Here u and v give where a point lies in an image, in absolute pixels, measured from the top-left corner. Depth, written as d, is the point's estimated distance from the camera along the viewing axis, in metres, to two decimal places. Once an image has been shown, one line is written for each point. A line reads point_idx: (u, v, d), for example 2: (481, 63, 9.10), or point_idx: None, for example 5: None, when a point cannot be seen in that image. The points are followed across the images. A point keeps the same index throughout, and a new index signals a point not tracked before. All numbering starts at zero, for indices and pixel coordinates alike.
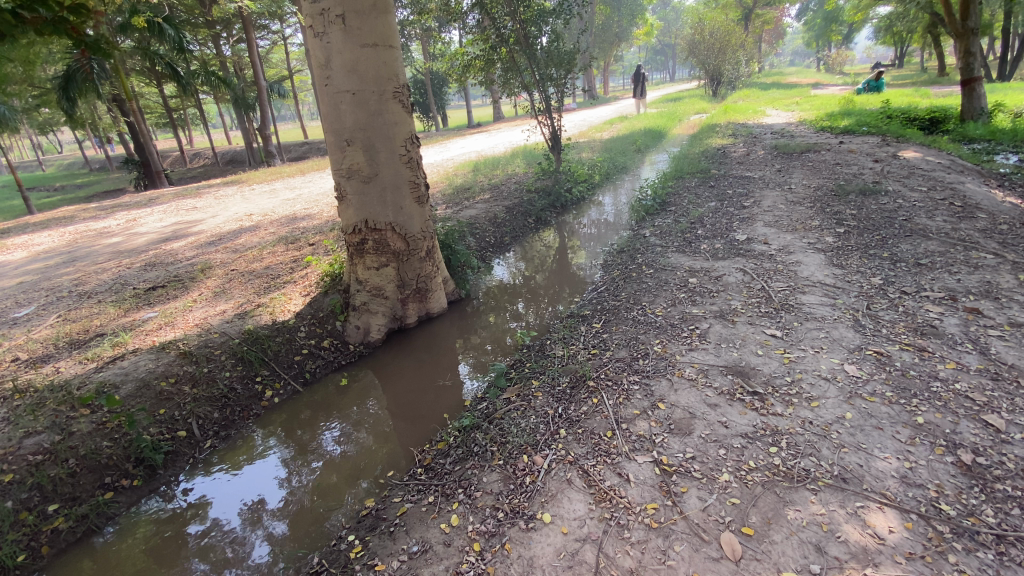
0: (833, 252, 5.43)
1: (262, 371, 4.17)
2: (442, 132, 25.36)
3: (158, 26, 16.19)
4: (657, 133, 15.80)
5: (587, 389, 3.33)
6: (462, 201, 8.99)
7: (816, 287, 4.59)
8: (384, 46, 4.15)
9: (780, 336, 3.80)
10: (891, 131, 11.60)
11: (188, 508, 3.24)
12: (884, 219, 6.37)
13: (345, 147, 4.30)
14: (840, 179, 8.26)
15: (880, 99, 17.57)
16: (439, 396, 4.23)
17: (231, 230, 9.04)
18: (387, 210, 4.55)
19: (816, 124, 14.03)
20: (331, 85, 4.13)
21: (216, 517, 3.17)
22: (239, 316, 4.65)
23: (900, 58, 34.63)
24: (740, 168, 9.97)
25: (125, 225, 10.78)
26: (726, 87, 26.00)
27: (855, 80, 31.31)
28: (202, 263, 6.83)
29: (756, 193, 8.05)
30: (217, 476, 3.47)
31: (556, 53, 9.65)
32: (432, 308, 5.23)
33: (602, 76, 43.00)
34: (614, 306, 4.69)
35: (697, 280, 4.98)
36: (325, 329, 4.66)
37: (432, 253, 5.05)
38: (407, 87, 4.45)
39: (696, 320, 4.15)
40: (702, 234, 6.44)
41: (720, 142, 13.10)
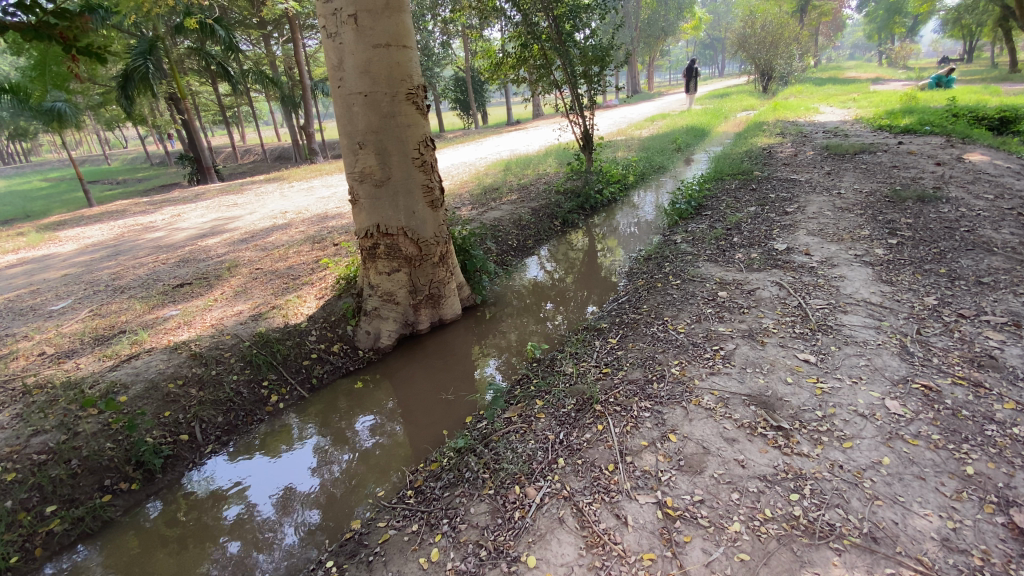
0: (882, 266, 4.95)
1: (269, 375, 4.14)
2: (480, 130, 25.34)
3: (209, 27, 16.79)
4: (699, 131, 15.18)
5: (593, 414, 3.10)
6: (489, 202, 8.83)
7: (859, 306, 4.16)
8: (398, 46, 4.03)
9: (814, 362, 3.44)
10: (957, 131, 10.68)
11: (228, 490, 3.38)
12: (944, 230, 5.78)
13: (357, 150, 4.21)
14: (896, 184, 7.61)
15: (946, 95, 16.27)
16: (450, 403, 4.11)
17: (264, 227, 9.23)
18: (399, 214, 4.44)
19: (874, 122, 13.10)
20: (344, 87, 4.06)
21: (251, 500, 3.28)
22: (252, 317, 4.66)
23: (971, 51, 32.18)
24: (786, 170, 9.37)
25: (169, 220, 11.24)
26: (777, 82, 24.76)
27: (920, 75, 29.23)
28: (230, 260, 6.98)
29: (801, 198, 7.53)
30: (257, 459, 3.62)
31: (591, 49, 9.32)
32: (445, 314, 5.09)
33: (646, 72, 41.92)
34: (634, 319, 4.41)
35: (726, 294, 4.63)
36: (335, 334, 4.60)
37: (446, 258, 4.91)
38: (422, 88, 4.32)
39: (721, 339, 3.83)
40: (737, 242, 6.04)
41: (766, 142, 12.42)
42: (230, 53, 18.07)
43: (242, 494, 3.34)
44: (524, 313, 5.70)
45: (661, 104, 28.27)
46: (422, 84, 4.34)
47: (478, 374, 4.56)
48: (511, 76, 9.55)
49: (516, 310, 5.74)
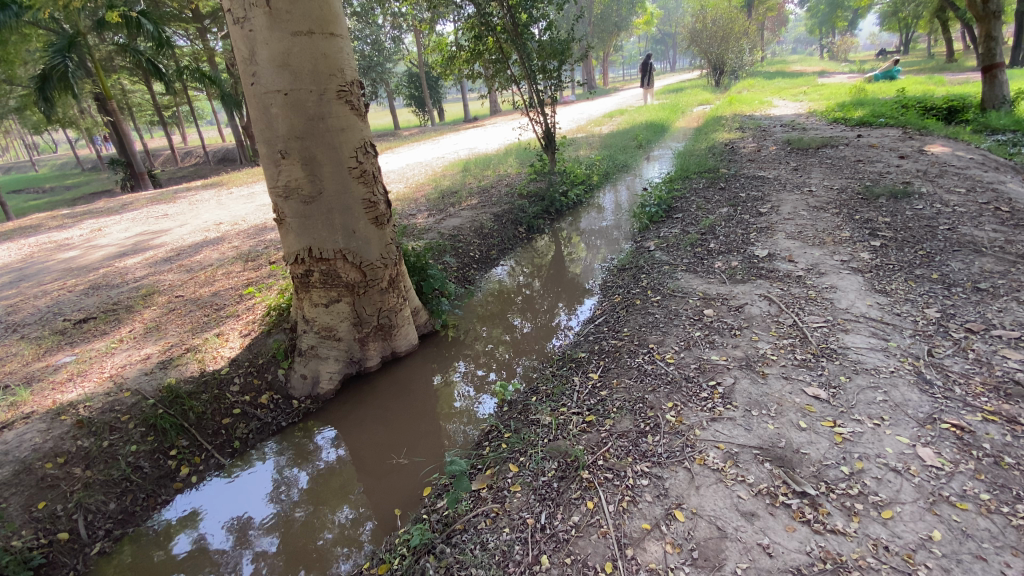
0: (872, 273, 4.59)
1: (179, 442, 3.38)
2: (435, 127, 24.45)
3: (134, 20, 15.25)
4: (660, 127, 14.92)
5: (579, 486, 2.53)
6: (447, 207, 8.15)
7: (860, 324, 3.75)
8: (323, 34, 3.31)
9: (828, 399, 2.98)
10: (911, 123, 10.73)
11: (178, 522, 3.09)
12: (924, 228, 5.52)
13: (279, 160, 3.47)
14: (865, 179, 7.41)
15: (893, 87, 16.62)
16: (415, 445, 3.66)
17: (196, 242, 8.23)
18: (335, 234, 3.71)
19: (828, 115, 13.14)
20: (258, 83, 3.30)
21: (205, 532, 3.03)
22: (161, 364, 3.85)
23: (905, 45, 33.55)
24: (753, 167, 9.11)
25: (87, 237, 9.98)
26: (729, 76, 24.99)
27: (861, 68, 30.23)
28: (148, 286, 6.04)
29: (773, 197, 7.20)
30: (212, 482, 3.34)
31: (549, 43, 8.76)
32: (398, 347, 4.40)
33: (601, 68, 41.78)
34: (615, 347, 3.87)
35: (713, 312, 4.15)
36: (263, 381, 3.85)
37: (398, 282, 4.22)
38: (357, 84, 3.61)
39: (716, 372, 3.33)
40: (715, 249, 5.62)
41: (727, 137, 12.22)
42: (161, 48, 16.54)
43: (195, 526, 3.07)
44: (490, 335, 5.08)
45: (618, 99, 28.07)
46: (357, 79, 3.62)
47: (444, 412, 4.06)
48: (466, 72, 8.89)
49: (483, 333, 5.11)
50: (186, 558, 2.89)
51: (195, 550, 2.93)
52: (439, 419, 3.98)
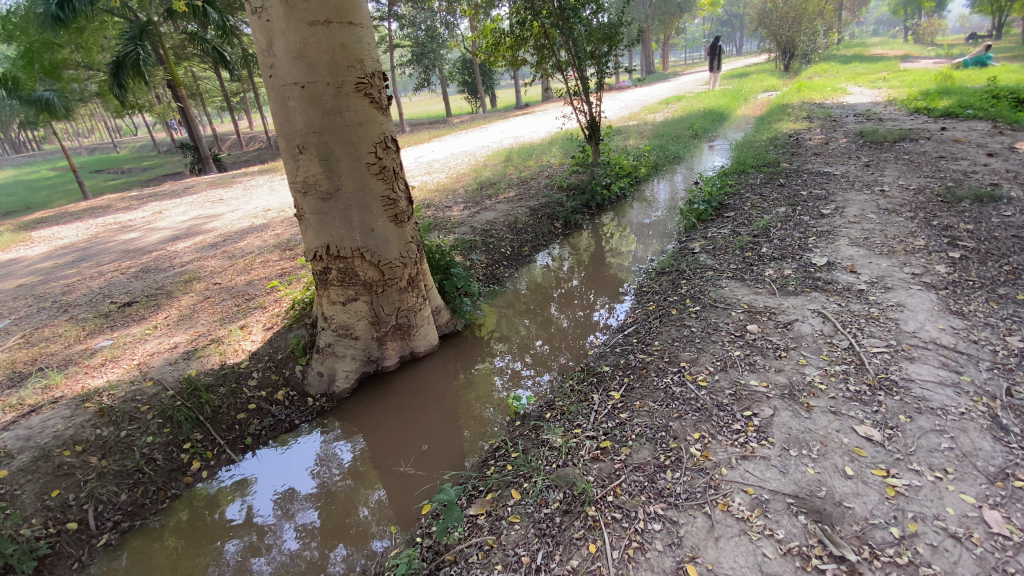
0: (947, 291, 4.03)
1: (193, 435, 3.42)
2: (485, 114, 24.25)
3: (201, 9, 15.85)
4: (717, 115, 14.06)
5: (583, 523, 2.31)
6: (484, 200, 7.97)
7: (928, 352, 3.26)
8: (342, 23, 3.17)
9: (882, 442, 2.59)
10: (1005, 114, 9.53)
11: (229, 490, 3.28)
12: (1014, 239, 4.82)
13: (297, 155, 3.38)
14: (948, 179, 6.59)
15: (987, 73, 14.91)
16: (439, 443, 3.61)
17: (242, 228, 8.48)
18: (353, 232, 3.60)
19: (909, 105, 11.91)
20: (276, 76, 3.22)
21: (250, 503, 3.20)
22: (185, 355, 3.91)
23: (1007, 24, 30.12)
24: (817, 161, 8.35)
25: (149, 219, 10.53)
26: (800, 60, 23.26)
27: (951, 51, 27.44)
28: (190, 272, 6.23)
29: (838, 197, 6.53)
30: (264, 454, 3.52)
31: (599, 27, 8.31)
32: (417, 347, 4.28)
33: (660, 53, 40.00)
34: (642, 363, 3.58)
35: (757, 328, 3.76)
36: (280, 376, 3.84)
37: (418, 280, 4.09)
38: (378, 75, 3.46)
39: (753, 401, 2.97)
40: (766, 254, 5.13)
41: (792, 127, 11.31)
42: (224, 36, 17.14)
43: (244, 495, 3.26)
44: (516, 336, 4.90)
45: (676, 85, 26.79)
46: (378, 71, 3.48)
47: (466, 409, 3.97)
48: (510, 59, 8.61)
49: (508, 335, 4.93)
50: (239, 522, 3.10)
51: (246, 516, 3.13)
52: (461, 416, 3.90)
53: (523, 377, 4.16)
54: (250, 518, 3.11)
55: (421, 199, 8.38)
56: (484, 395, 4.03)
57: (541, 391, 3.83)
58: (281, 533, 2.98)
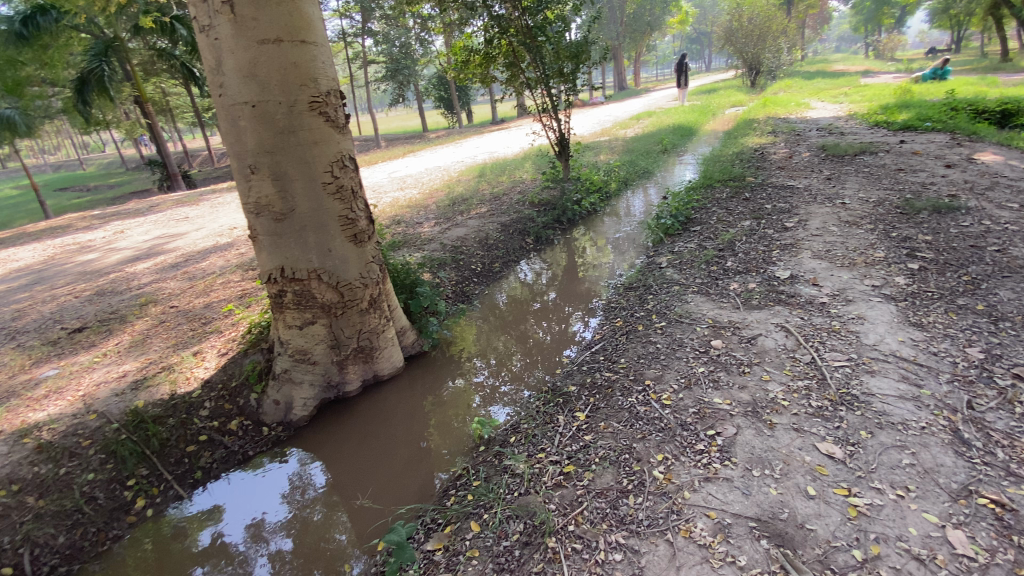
0: (906, 302, 4.10)
1: (139, 471, 3.23)
2: (460, 129, 24.31)
3: (169, 25, 15.64)
4: (686, 130, 14.36)
5: (543, 555, 2.23)
6: (456, 216, 7.91)
7: (889, 365, 3.29)
8: (294, 42, 3.10)
9: (843, 459, 2.58)
10: (957, 128, 9.93)
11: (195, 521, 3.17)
12: (968, 249, 4.96)
13: (249, 175, 3.27)
14: (905, 191, 6.79)
15: (941, 88, 15.56)
16: (408, 468, 3.53)
17: (206, 248, 8.24)
18: (309, 253, 3.49)
19: (869, 119, 12.34)
20: (225, 95, 3.12)
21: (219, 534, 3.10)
22: (134, 385, 3.72)
23: (958, 41, 31.65)
24: (781, 175, 8.55)
25: (110, 239, 10.18)
26: (766, 76, 24.01)
27: (908, 67, 28.64)
28: (148, 294, 5.99)
29: (802, 210, 6.67)
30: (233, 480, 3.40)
31: (567, 45, 8.42)
32: (380, 370, 4.15)
33: (632, 69, 40.87)
34: (608, 382, 3.52)
35: (722, 343, 3.75)
36: (234, 406, 3.67)
37: (380, 301, 3.98)
38: (334, 94, 3.39)
39: (717, 419, 2.94)
40: (732, 268, 5.18)
41: (758, 141, 11.60)
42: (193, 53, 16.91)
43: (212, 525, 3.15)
44: (484, 355, 4.82)
45: (648, 100, 27.36)
46: (334, 90, 3.40)
47: (434, 431, 3.88)
48: (480, 76, 8.63)
49: (476, 353, 4.85)
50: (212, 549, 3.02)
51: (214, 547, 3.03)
52: (429, 438, 3.82)
53: (489, 399, 4.07)
54: (223, 546, 3.03)
55: (391, 216, 8.27)
56: (452, 416, 3.96)
57: (511, 410, 3.77)
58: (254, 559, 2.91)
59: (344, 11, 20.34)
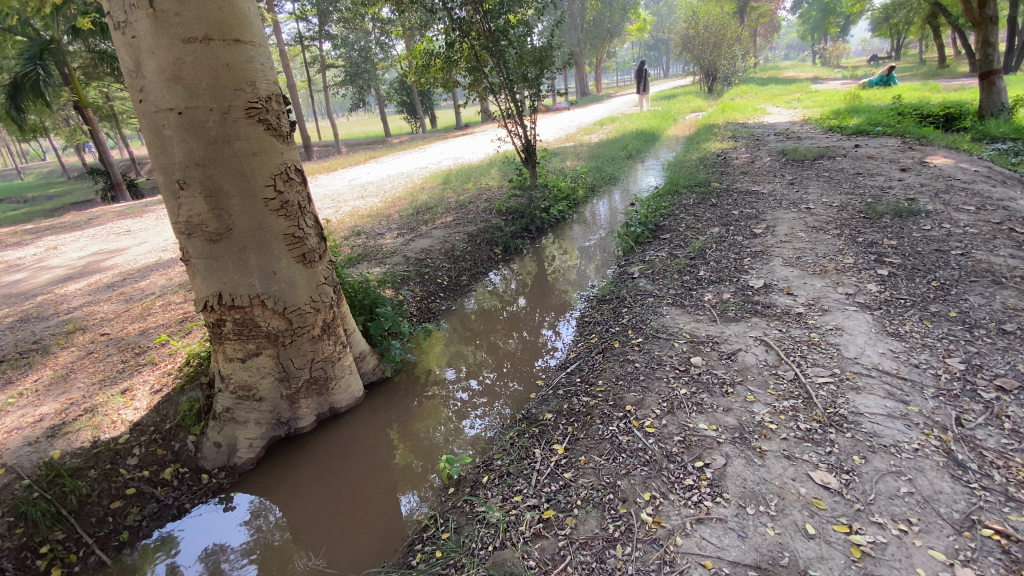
0: (882, 310, 4.04)
1: (54, 535, 2.73)
2: (424, 135, 23.89)
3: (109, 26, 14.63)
4: (650, 135, 14.44)
5: None
6: (420, 225, 7.56)
7: (873, 380, 3.18)
8: (226, 41, 2.74)
9: (840, 490, 2.41)
10: (908, 132, 10.25)
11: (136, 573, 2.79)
12: (934, 254, 4.98)
13: (178, 192, 2.89)
14: (866, 195, 6.88)
15: (888, 93, 16.18)
16: (373, 512, 3.23)
17: (148, 265, 7.59)
18: (250, 277, 3.11)
19: (823, 123, 12.67)
20: (146, 100, 2.73)
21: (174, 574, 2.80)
22: (49, 430, 3.21)
23: (897, 49, 33.31)
24: (746, 180, 8.59)
25: (39, 256, 9.32)
26: (722, 83, 24.61)
27: (855, 74, 29.89)
28: (76, 320, 5.39)
29: (769, 215, 6.65)
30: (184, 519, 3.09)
31: (530, 50, 8.22)
32: (337, 403, 3.80)
33: (594, 74, 41.27)
34: (586, 408, 3.27)
35: (702, 361, 3.57)
36: (168, 451, 3.24)
37: (334, 327, 3.63)
38: (275, 99, 3.04)
39: (704, 448, 2.73)
40: (705, 277, 5.05)
41: (719, 146, 11.73)
42: None
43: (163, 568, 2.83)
44: (451, 377, 4.53)
45: (610, 105, 27.61)
46: (275, 94, 3.05)
47: (399, 467, 3.58)
48: (442, 81, 8.33)
49: (444, 375, 4.55)
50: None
51: None
52: (394, 477, 3.51)
53: (459, 429, 3.78)
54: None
55: (351, 227, 7.85)
56: (418, 451, 3.66)
57: (486, 436, 3.54)
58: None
59: (300, 13, 19.67)
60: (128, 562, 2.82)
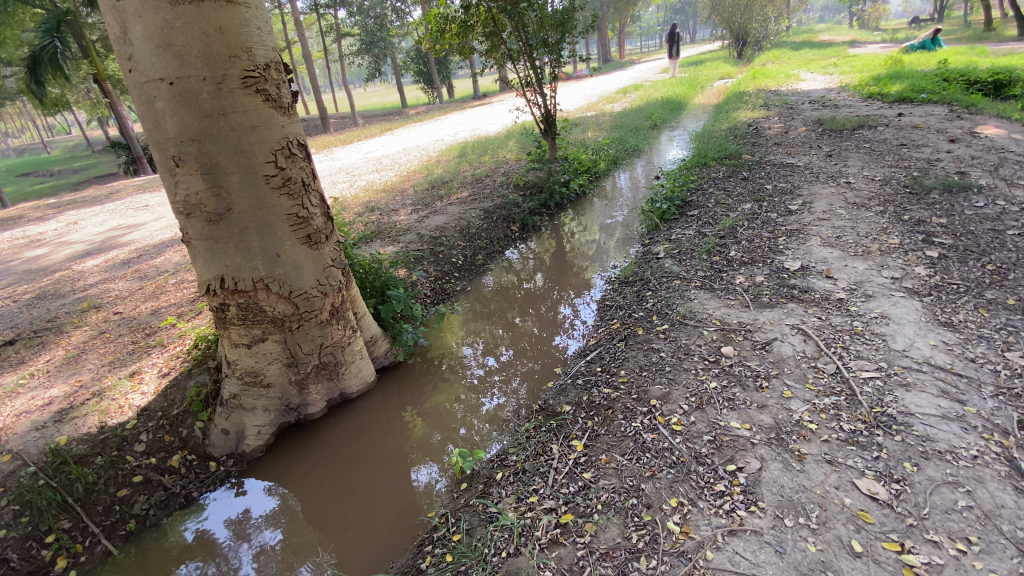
0: (932, 297, 3.70)
1: (60, 524, 2.69)
2: (441, 106, 23.33)
3: None
4: (676, 104, 13.79)
5: None
6: (435, 201, 7.32)
7: (924, 376, 2.89)
8: (218, 3, 2.51)
9: (889, 502, 2.18)
10: (957, 99, 9.52)
11: (167, 555, 2.80)
12: (989, 233, 4.57)
13: (173, 169, 2.71)
14: (912, 169, 6.38)
15: (933, 57, 15.12)
16: (388, 496, 3.14)
17: (163, 241, 7.52)
18: (252, 260, 2.95)
19: (862, 90, 11.91)
20: (135, 69, 2.53)
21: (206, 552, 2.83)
22: (57, 414, 3.15)
23: (941, 10, 31.19)
24: (780, 151, 8.10)
25: (61, 231, 9.38)
26: (753, 47, 23.40)
27: (895, 36, 28.14)
28: (91, 298, 5.35)
29: (805, 190, 6.22)
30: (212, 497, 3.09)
31: (551, 13, 7.74)
32: (348, 389, 3.67)
33: (617, 40, 39.66)
34: (607, 401, 3.08)
35: (733, 351, 3.32)
36: (176, 438, 3.16)
37: (343, 310, 3.47)
38: (273, 67, 2.82)
39: (737, 450, 2.53)
40: (736, 259, 4.73)
41: (750, 115, 11.11)
42: None
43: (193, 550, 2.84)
44: (471, 357, 4.42)
45: (634, 73, 26.56)
46: (273, 62, 2.82)
47: (413, 451, 3.48)
48: (458, 47, 7.94)
49: (463, 355, 4.44)
50: (195, 543, 2.87)
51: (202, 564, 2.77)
52: (409, 460, 3.42)
53: (477, 410, 3.69)
54: (208, 540, 2.89)
55: (365, 202, 7.65)
56: (434, 434, 3.56)
57: (500, 419, 3.44)
58: (243, 556, 2.80)
59: None
60: (132, 554, 2.76)
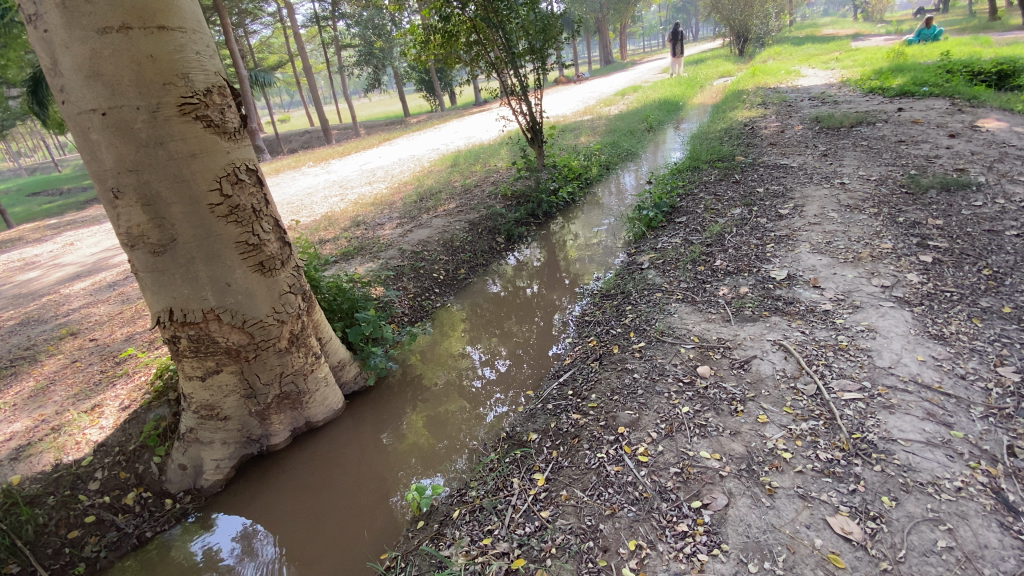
0: (923, 307, 3.51)
1: (7, 569, 2.59)
2: (441, 113, 23.34)
3: None
4: (673, 105, 13.61)
5: None
6: (421, 214, 7.23)
7: (910, 398, 2.70)
8: (150, 29, 2.43)
9: (863, 543, 2.01)
10: (959, 91, 9.23)
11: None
12: (986, 235, 4.35)
13: (114, 201, 2.62)
14: (910, 167, 6.16)
15: (937, 49, 14.77)
16: (363, 520, 3.02)
17: None
18: (201, 290, 2.85)
19: (862, 85, 11.64)
20: (67, 101, 2.45)
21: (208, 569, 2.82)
22: (12, 451, 3.07)
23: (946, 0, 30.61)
24: (774, 152, 7.90)
25: (56, 253, 9.42)
26: (753, 44, 23.11)
27: (899, 28, 27.65)
28: (71, 324, 5.30)
29: (797, 193, 6.02)
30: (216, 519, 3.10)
31: (534, 18, 7.62)
32: (313, 417, 3.57)
33: (617, 42, 39.50)
34: (574, 428, 2.95)
35: (709, 371, 3.16)
36: (132, 474, 3.07)
37: (304, 337, 3.37)
38: (215, 92, 2.73)
39: (704, 484, 2.37)
40: (722, 268, 4.56)
41: (747, 114, 10.90)
42: None
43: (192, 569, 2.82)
44: (477, 365, 4.39)
45: (635, 74, 26.37)
46: (215, 86, 2.74)
47: (388, 474, 3.37)
48: (443, 57, 7.83)
49: (469, 363, 4.42)
50: (202, 559, 2.87)
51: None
52: (384, 484, 3.30)
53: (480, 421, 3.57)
54: (214, 556, 2.89)
55: (352, 217, 7.58)
56: (409, 455, 3.45)
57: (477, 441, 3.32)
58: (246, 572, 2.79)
59: None
60: None
